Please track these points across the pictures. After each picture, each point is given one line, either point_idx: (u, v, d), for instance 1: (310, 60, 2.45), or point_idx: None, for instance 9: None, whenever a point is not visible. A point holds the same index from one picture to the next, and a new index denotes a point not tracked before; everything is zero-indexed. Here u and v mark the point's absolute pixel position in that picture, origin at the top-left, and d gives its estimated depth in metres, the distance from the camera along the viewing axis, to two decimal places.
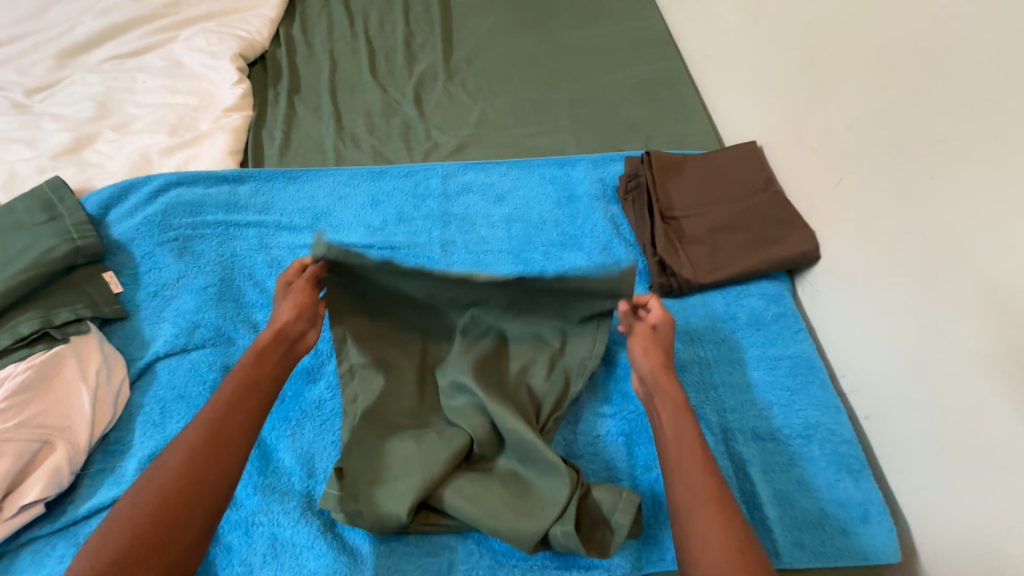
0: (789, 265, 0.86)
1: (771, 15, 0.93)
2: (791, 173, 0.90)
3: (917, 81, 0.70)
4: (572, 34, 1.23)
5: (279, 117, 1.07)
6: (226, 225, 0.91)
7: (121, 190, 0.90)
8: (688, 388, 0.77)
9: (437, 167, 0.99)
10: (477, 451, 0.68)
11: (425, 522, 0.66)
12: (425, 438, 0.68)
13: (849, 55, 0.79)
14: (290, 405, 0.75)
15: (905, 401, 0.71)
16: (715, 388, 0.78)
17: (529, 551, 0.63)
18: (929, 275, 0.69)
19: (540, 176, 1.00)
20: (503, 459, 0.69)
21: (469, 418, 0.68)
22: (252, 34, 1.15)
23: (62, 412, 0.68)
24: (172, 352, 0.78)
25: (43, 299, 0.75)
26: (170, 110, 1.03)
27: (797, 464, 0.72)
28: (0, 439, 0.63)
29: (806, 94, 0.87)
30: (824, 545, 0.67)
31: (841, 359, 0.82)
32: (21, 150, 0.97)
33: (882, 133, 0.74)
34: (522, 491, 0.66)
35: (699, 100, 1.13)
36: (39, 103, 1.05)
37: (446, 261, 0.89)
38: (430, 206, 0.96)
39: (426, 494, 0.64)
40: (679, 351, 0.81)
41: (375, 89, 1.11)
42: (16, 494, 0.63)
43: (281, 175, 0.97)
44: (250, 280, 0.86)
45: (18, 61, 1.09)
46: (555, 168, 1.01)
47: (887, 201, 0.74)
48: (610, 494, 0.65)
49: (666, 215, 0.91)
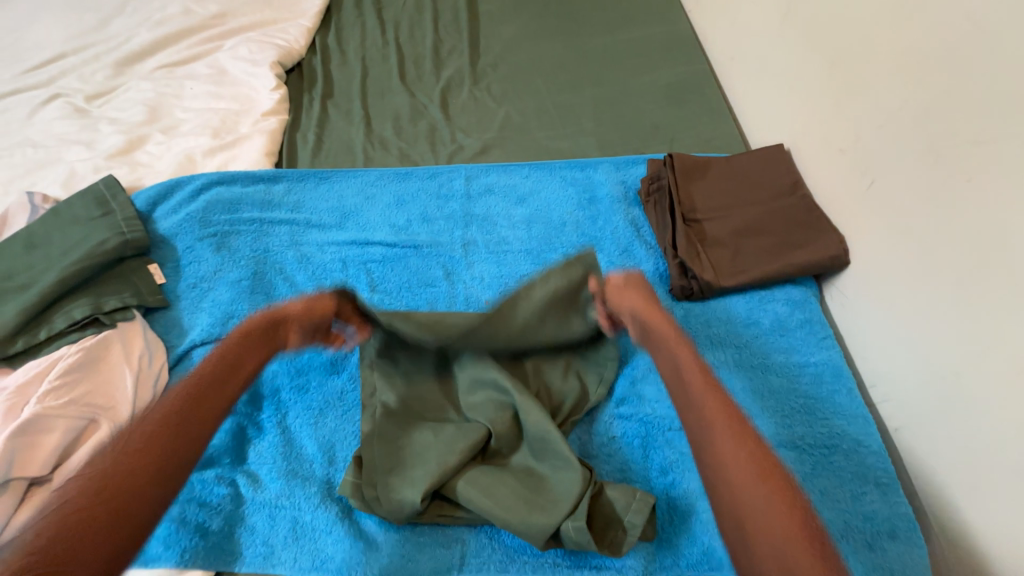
0: (817, 270, 0.84)
1: (799, 16, 0.92)
2: (820, 176, 0.88)
3: (953, 80, 0.67)
4: (598, 39, 1.24)
5: (313, 120, 1.12)
6: (261, 222, 0.96)
7: (167, 188, 0.97)
8: None
9: (461, 169, 1.02)
10: (494, 445, 0.70)
11: (439, 513, 0.67)
12: (442, 430, 0.69)
13: (881, 54, 0.77)
14: (314, 395, 0.78)
15: (939, 413, 0.68)
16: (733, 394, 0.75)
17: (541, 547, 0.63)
18: (964, 281, 0.66)
19: (561, 179, 1.01)
20: (519, 455, 0.70)
21: (488, 411, 0.70)
22: (290, 42, 1.22)
23: (106, 392, 0.73)
24: (208, 341, 0.82)
25: (95, 288, 0.81)
26: (214, 114, 1.10)
27: (821, 474, 0.70)
28: (51, 415, 0.68)
29: (836, 94, 0.85)
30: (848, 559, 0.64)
31: (870, 369, 0.79)
32: (80, 150, 1.05)
33: (914, 134, 0.72)
34: (535, 485, 0.66)
35: (725, 103, 1.12)
36: (98, 108, 1.13)
37: (468, 261, 0.91)
38: (453, 206, 0.98)
39: (439, 484, 0.65)
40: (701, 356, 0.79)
41: (403, 94, 1.15)
42: (63, 467, 0.67)
43: (312, 176, 1.01)
44: (281, 275, 0.90)
45: (81, 69, 1.18)
46: (577, 171, 1.02)
47: (920, 204, 0.71)
48: (623, 493, 0.65)
49: (688, 218, 0.90)
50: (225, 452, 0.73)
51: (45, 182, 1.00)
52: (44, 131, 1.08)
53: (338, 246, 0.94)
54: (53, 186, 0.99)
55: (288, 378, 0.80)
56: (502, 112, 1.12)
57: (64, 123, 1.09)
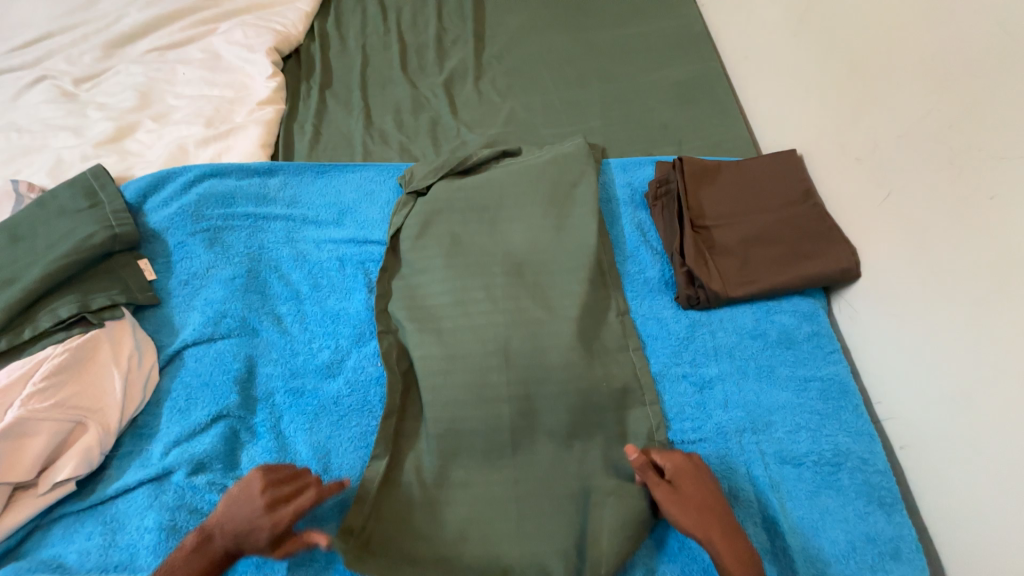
0: (825, 282, 0.82)
1: (818, 15, 0.88)
2: (833, 185, 0.86)
3: (980, 92, 0.65)
4: (607, 33, 1.20)
5: (311, 111, 1.08)
6: (255, 217, 0.93)
7: (158, 179, 0.93)
8: (671, 416, 0.75)
9: (459, 220, 0.86)
10: (445, 460, 0.71)
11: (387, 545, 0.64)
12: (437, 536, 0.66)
13: (901, 63, 0.75)
14: (309, 398, 0.76)
15: (942, 433, 0.68)
16: (707, 401, 0.76)
17: (429, 369, 0.74)
18: (984, 305, 0.64)
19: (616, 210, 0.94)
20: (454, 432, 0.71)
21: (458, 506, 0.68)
22: (287, 27, 1.17)
23: (94, 395, 0.71)
24: (200, 341, 0.80)
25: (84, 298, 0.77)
26: (208, 102, 1.06)
27: (823, 492, 0.69)
28: (38, 418, 0.66)
29: (853, 101, 0.82)
30: (847, 563, 0.65)
31: (876, 385, 0.78)
32: (67, 137, 1.01)
33: (933, 148, 0.70)
34: (442, 346, 0.75)
35: (736, 104, 1.09)
36: (86, 92, 1.09)
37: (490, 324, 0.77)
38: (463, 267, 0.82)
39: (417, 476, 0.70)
40: (667, 369, 0.79)
41: (405, 85, 1.12)
42: (50, 471, 0.66)
43: (309, 169, 0.98)
44: (276, 273, 0.88)
45: (68, 50, 1.13)
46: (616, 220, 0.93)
47: (940, 220, 0.69)
48: (560, 389, 0.73)
49: (697, 224, 0.87)
50: (217, 457, 0.71)
51: (30, 170, 0.97)
52: (29, 116, 1.04)
53: (335, 244, 0.91)
54: (39, 174, 0.96)
55: (282, 380, 0.78)
56: (516, 191, 0.88)
57: (50, 108, 1.05)
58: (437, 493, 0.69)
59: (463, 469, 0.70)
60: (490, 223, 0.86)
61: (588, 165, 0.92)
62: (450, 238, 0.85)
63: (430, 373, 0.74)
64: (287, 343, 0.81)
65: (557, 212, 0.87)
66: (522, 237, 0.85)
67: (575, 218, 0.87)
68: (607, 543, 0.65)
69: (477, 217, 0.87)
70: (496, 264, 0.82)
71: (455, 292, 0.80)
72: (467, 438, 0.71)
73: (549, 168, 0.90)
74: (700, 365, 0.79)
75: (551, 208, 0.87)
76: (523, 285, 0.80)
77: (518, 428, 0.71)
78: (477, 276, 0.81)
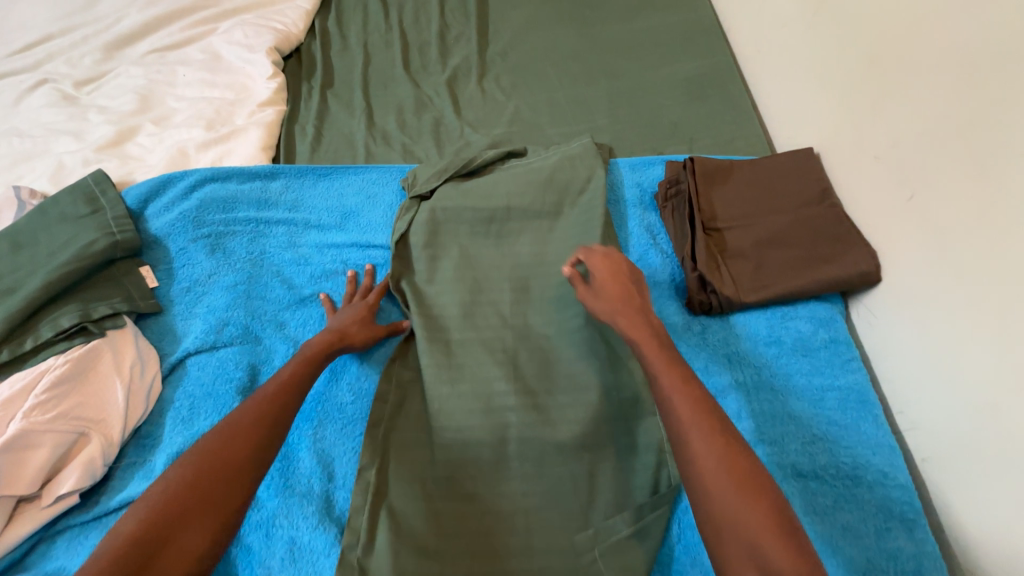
0: (843, 286, 0.79)
1: (835, 6, 0.84)
2: (852, 185, 0.83)
3: (1008, 87, 0.61)
4: (615, 27, 1.17)
5: (312, 112, 1.07)
6: (256, 222, 0.91)
7: (159, 184, 0.91)
8: None
9: (464, 226, 0.85)
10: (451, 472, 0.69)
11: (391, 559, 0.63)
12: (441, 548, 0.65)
13: (923, 56, 0.71)
14: (313, 406, 0.75)
15: (968, 446, 0.65)
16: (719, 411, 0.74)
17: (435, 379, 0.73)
18: (1013, 312, 0.60)
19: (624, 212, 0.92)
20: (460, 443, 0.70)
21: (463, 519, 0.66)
22: (287, 26, 1.14)
23: (97, 405, 0.70)
24: (202, 349, 0.79)
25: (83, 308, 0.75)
26: (208, 104, 1.04)
27: (842, 506, 0.67)
28: (39, 430, 0.65)
29: (873, 96, 0.78)
30: None
31: (898, 394, 0.75)
32: (68, 141, 1.00)
33: (958, 147, 0.67)
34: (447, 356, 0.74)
35: (749, 100, 1.05)
36: (87, 95, 1.08)
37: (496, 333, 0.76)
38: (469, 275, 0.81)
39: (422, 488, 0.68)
40: None
41: (407, 84, 1.09)
42: (53, 484, 0.65)
43: (311, 172, 0.96)
44: (278, 279, 0.87)
45: (68, 52, 1.12)
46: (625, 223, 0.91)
47: (965, 223, 0.66)
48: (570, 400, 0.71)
49: (708, 226, 0.85)
50: None
51: (32, 176, 0.96)
52: (31, 120, 1.03)
53: (338, 249, 0.90)
54: (41, 180, 0.95)
55: None
56: (523, 193, 0.86)
57: (51, 112, 1.04)
58: (442, 506, 0.67)
59: (469, 481, 0.69)
60: (496, 229, 0.84)
61: (596, 166, 0.89)
62: (456, 247, 0.83)
63: (435, 383, 0.72)
64: (290, 351, 0.80)
65: (564, 220, 0.85)
66: (528, 242, 0.83)
67: (582, 221, 0.84)
68: (617, 561, 0.64)
69: (483, 225, 0.85)
70: (503, 273, 0.81)
71: (461, 299, 0.78)
72: (472, 449, 0.69)
73: (555, 169, 0.88)
74: (711, 375, 0.77)
75: (557, 216, 0.85)
76: (529, 296, 0.79)
77: (526, 439, 0.70)
78: (484, 287, 0.80)
